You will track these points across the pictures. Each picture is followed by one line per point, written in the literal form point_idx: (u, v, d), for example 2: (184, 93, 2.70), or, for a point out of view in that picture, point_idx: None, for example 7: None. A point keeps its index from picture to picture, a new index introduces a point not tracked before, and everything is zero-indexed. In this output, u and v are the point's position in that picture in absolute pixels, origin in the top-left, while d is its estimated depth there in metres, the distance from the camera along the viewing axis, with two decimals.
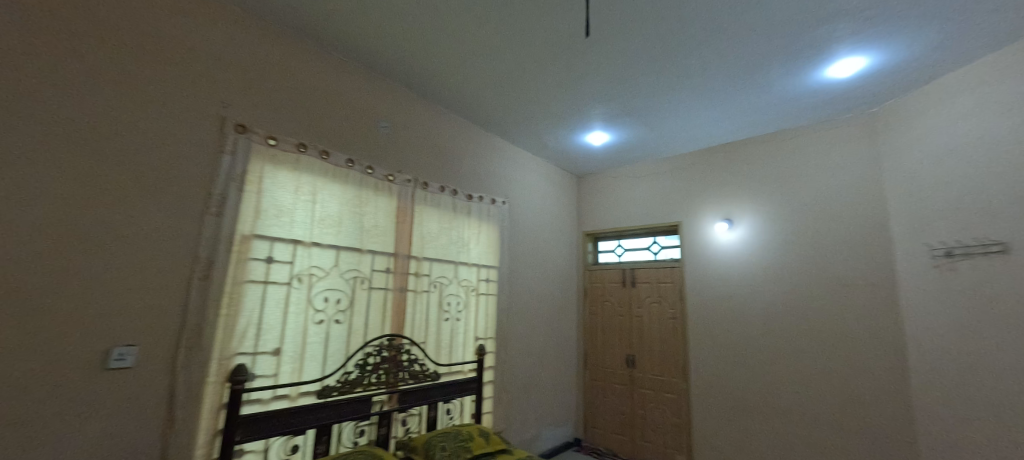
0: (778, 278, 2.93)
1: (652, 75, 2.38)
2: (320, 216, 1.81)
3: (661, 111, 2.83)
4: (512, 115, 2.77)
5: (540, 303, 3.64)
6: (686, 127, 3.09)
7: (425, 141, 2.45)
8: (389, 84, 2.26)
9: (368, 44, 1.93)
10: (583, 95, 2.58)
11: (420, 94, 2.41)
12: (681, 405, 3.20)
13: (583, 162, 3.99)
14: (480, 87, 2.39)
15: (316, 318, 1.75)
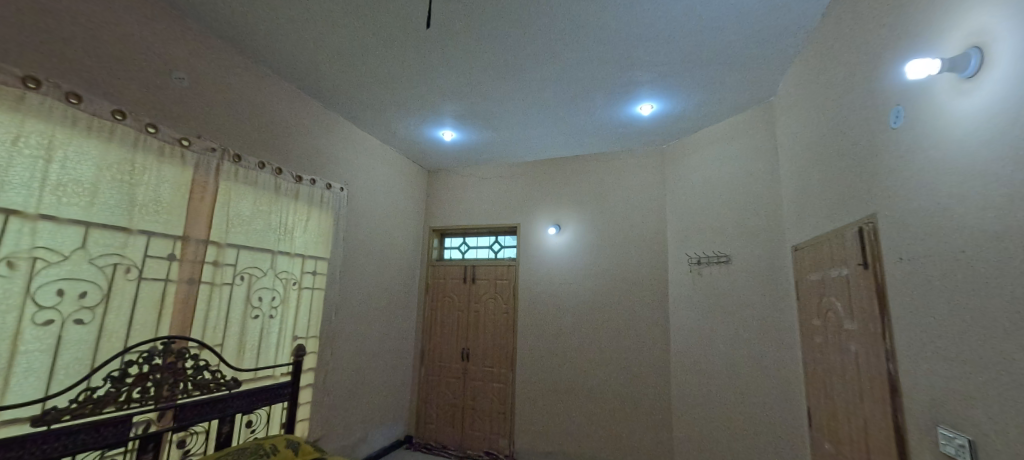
0: (586, 272, 3.94)
1: (511, 85, 2.89)
2: (56, 180, 1.41)
3: (515, 116, 3.38)
4: (368, 104, 2.81)
5: (381, 294, 3.92)
6: (534, 133, 3.73)
7: (241, 105, 2.14)
8: (201, 35, 1.96)
9: (221, 12, 1.86)
10: (439, 90, 2.76)
11: (239, 50, 2.13)
12: (507, 391, 3.97)
13: (439, 155, 4.30)
14: (336, 71, 2.39)
15: (38, 317, 1.35)
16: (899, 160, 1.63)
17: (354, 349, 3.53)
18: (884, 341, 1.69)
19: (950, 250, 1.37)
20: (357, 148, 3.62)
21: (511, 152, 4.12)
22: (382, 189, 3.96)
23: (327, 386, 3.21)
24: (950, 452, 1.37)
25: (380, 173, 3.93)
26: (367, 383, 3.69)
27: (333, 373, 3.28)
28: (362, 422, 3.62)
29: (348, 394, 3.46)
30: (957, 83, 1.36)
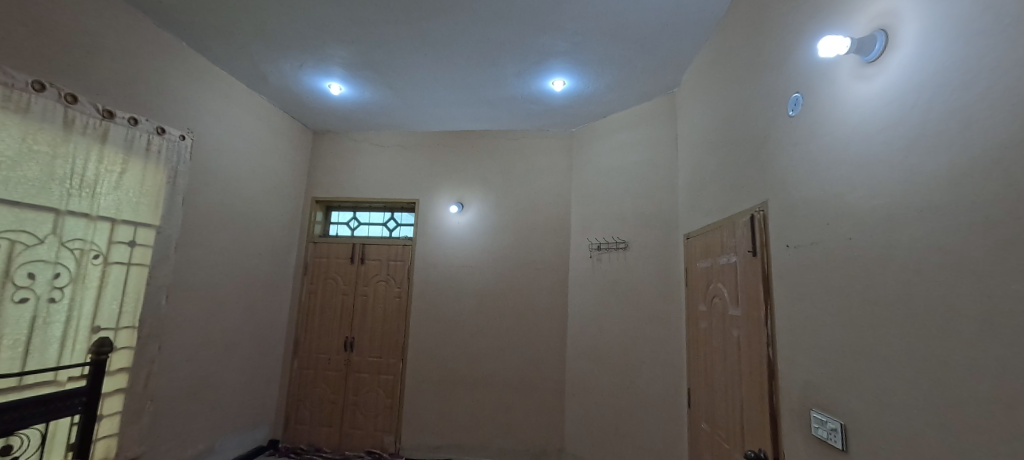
0: (491, 256, 3.61)
1: (400, 28, 2.38)
2: None
3: (407, 73, 2.87)
4: None
5: (245, 275, 3.14)
6: (433, 100, 3.26)
7: None
8: None
9: None
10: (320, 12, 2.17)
11: None
12: (397, 385, 3.49)
13: (321, 115, 3.61)
14: None
15: None
16: (801, 148, 1.47)
17: (199, 342, 2.75)
18: (765, 327, 1.62)
19: (841, 240, 1.25)
20: (212, 87, 2.80)
21: (409, 117, 3.57)
22: (248, 145, 3.14)
23: (153, 390, 2.43)
24: (822, 436, 1.28)
25: (247, 126, 3.12)
26: (218, 381, 2.93)
27: (162, 373, 2.48)
28: (210, 429, 2.87)
29: (189, 397, 2.69)
30: (855, 67, 1.25)
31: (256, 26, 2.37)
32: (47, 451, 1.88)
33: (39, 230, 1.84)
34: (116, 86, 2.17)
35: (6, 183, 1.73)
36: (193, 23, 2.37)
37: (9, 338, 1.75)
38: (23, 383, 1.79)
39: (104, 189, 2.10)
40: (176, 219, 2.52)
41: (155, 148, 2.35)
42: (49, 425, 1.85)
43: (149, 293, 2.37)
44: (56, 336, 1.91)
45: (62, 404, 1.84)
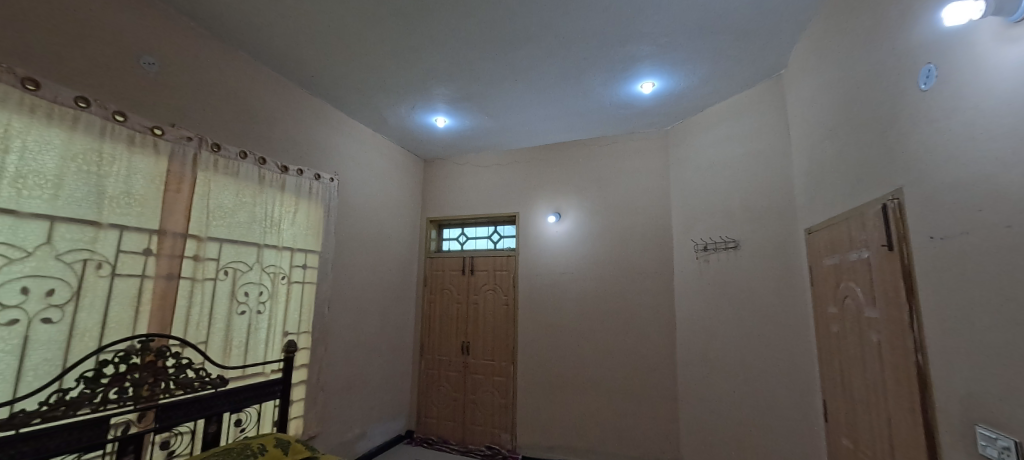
0: (590, 262, 3.76)
1: (493, 63, 2.71)
2: (14, 176, 1.62)
3: (501, 100, 3.21)
4: (345, 63, 2.66)
5: (379, 288, 3.74)
6: (524, 119, 3.55)
7: (210, 94, 2.36)
8: (150, 10, 2.09)
9: None
10: (427, 59, 2.64)
11: (195, 20, 2.25)
12: (509, 386, 3.81)
13: (427, 145, 4.14)
14: (295, 29, 2.33)
15: (4, 317, 1.58)
16: (936, 128, 1.36)
17: (350, 344, 3.36)
18: (911, 330, 1.47)
19: (994, 225, 1.16)
20: (350, 136, 3.44)
21: (504, 137, 3.92)
22: (376, 179, 3.75)
23: (323, 383, 3.05)
24: (992, 455, 1.17)
25: (375, 163, 3.74)
26: (365, 379, 3.51)
27: (327, 372, 3.11)
28: (361, 418, 3.47)
29: (346, 390, 3.30)
30: (996, 30, 1.17)
31: (380, 82, 2.91)
32: (261, 425, 2.53)
33: (250, 260, 2.51)
34: (287, 144, 2.82)
35: (230, 227, 2.40)
36: (335, 89, 2.99)
37: (237, 340, 2.42)
38: (245, 373, 2.45)
39: (285, 224, 2.76)
40: (331, 244, 3.15)
41: (314, 190, 3.00)
42: (260, 407, 2.50)
43: (317, 305, 3.00)
44: (262, 339, 2.57)
45: (267, 391, 2.49)
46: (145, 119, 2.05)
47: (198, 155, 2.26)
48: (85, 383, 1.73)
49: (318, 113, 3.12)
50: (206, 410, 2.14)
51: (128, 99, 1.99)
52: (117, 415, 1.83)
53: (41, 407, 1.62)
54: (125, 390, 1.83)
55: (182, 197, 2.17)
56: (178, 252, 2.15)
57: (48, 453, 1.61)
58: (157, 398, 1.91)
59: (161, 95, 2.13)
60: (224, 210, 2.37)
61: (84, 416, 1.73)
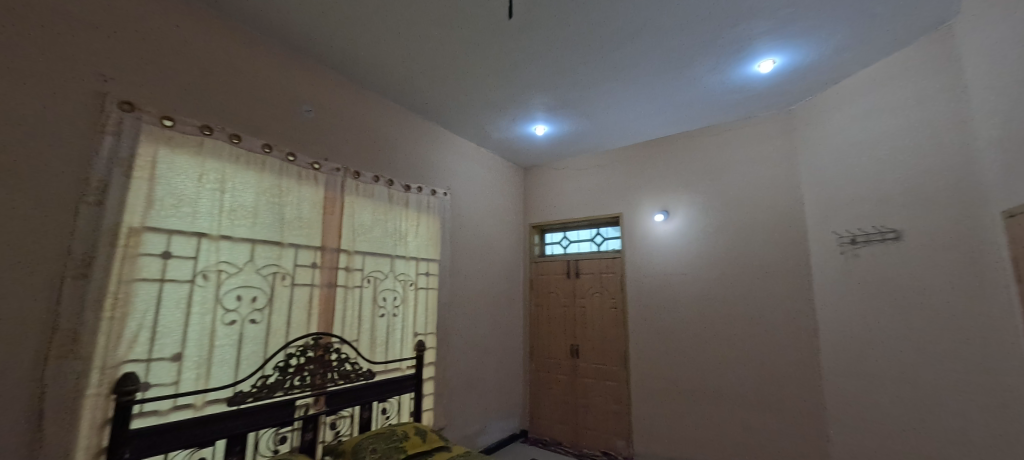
0: (705, 262, 3.42)
1: (590, 67, 2.70)
2: (229, 208, 2.09)
3: (599, 102, 3.17)
4: (454, 88, 2.91)
5: (490, 292, 3.97)
6: (623, 117, 3.42)
7: (350, 129, 2.79)
8: (307, 65, 2.55)
9: (315, 29, 2.27)
10: (531, 74, 2.76)
11: (336, 70, 2.69)
12: (620, 391, 3.66)
13: (527, 154, 4.30)
14: (414, 65, 2.62)
15: (226, 318, 2.04)
16: None
17: (468, 345, 3.62)
18: None
19: None
20: (456, 152, 3.73)
21: (602, 138, 3.85)
22: (481, 191, 3.99)
23: (446, 381, 3.33)
24: None
25: (478, 174, 3.97)
26: (482, 378, 3.73)
27: (450, 370, 3.39)
28: (480, 415, 3.68)
29: (466, 388, 3.55)
30: None
31: (484, 100, 3.10)
32: (401, 414, 2.91)
33: (386, 269, 2.90)
34: (408, 168, 3.21)
35: (370, 241, 2.80)
36: (447, 112, 3.29)
37: (380, 340, 2.81)
38: (387, 368, 2.83)
39: (411, 237, 3.14)
40: (447, 253, 3.48)
41: (432, 205, 3.36)
42: (400, 398, 2.89)
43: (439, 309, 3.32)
44: (399, 339, 2.94)
45: (403, 384, 2.90)
46: (307, 157, 2.50)
47: (345, 182, 2.69)
48: (279, 371, 2.20)
49: (430, 135, 3.48)
50: (359, 398, 2.57)
51: (295, 141, 2.45)
52: (300, 398, 2.29)
53: (252, 388, 2.10)
54: (304, 378, 2.31)
55: (335, 218, 2.61)
56: (335, 265, 2.57)
57: (258, 423, 2.10)
58: (326, 386, 2.38)
59: (318, 135, 2.58)
60: (364, 228, 2.78)
61: (279, 397, 2.20)
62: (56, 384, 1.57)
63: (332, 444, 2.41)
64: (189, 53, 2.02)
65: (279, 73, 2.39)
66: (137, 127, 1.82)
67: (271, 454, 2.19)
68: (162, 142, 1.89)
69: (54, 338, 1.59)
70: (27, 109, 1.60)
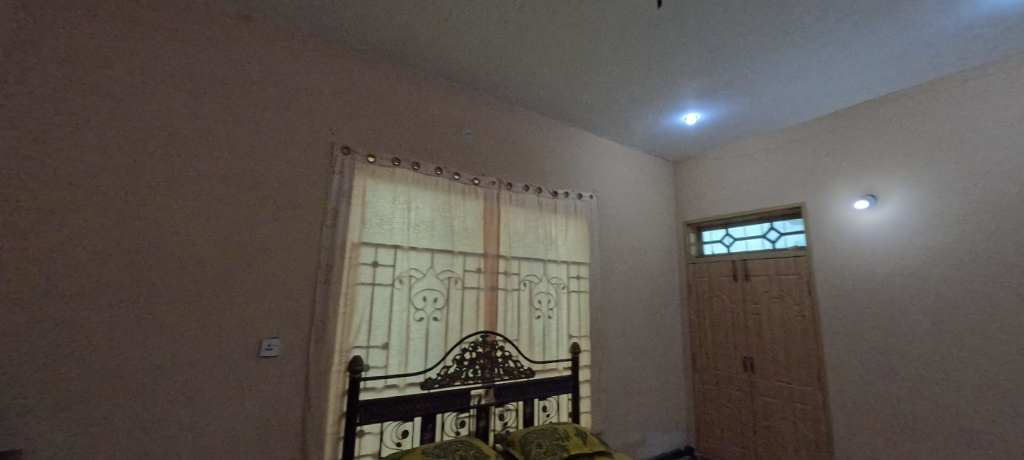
0: (942, 260, 2.51)
1: (747, 35, 2.30)
2: (415, 223, 2.55)
3: (761, 76, 2.69)
4: (594, 89, 2.92)
5: (644, 295, 3.81)
6: (794, 88, 2.82)
7: (503, 145, 3.10)
8: (466, 94, 2.94)
9: (469, 63, 2.60)
10: (679, 60, 2.55)
11: (489, 94, 3.02)
12: (817, 416, 2.95)
13: (677, 147, 4.02)
14: (555, 74, 2.73)
15: (418, 316, 2.47)
16: None
17: (622, 349, 3.54)
18: None
19: None
20: (599, 154, 3.76)
21: (769, 116, 3.24)
22: (626, 191, 3.90)
23: (602, 384, 3.33)
24: None
25: (623, 174, 3.91)
26: (639, 385, 3.59)
27: (606, 373, 3.38)
28: (640, 424, 3.51)
29: (624, 393, 3.47)
30: None
31: (625, 98, 3.05)
32: (560, 413, 3.05)
33: (539, 273, 3.12)
34: (554, 176, 3.39)
35: (523, 246, 3.08)
36: (590, 114, 3.34)
37: (538, 339, 3.02)
38: (545, 367, 3.02)
39: (560, 242, 3.31)
40: (597, 256, 3.52)
41: (578, 209, 3.47)
42: (558, 397, 3.03)
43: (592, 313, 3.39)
44: (554, 339, 3.11)
45: (561, 383, 3.03)
46: (469, 175, 2.88)
47: (499, 194, 3.01)
48: (457, 363, 2.55)
49: (573, 140, 3.58)
50: (523, 393, 2.79)
51: (461, 162, 2.86)
52: (475, 388, 2.61)
53: (438, 377, 2.47)
54: (478, 371, 2.62)
55: (493, 227, 2.94)
56: (495, 269, 2.89)
57: (444, 406, 2.47)
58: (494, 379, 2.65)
59: (478, 155, 2.95)
60: (518, 235, 3.07)
61: (459, 386, 2.55)
62: (315, 361, 2.11)
63: (501, 433, 2.68)
64: (384, 102, 2.56)
65: (444, 105, 2.83)
66: (353, 165, 2.37)
67: (454, 435, 2.54)
68: (368, 174, 2.42)
69: (312, 327, 2.13)
70: (291, 155, 2.19)
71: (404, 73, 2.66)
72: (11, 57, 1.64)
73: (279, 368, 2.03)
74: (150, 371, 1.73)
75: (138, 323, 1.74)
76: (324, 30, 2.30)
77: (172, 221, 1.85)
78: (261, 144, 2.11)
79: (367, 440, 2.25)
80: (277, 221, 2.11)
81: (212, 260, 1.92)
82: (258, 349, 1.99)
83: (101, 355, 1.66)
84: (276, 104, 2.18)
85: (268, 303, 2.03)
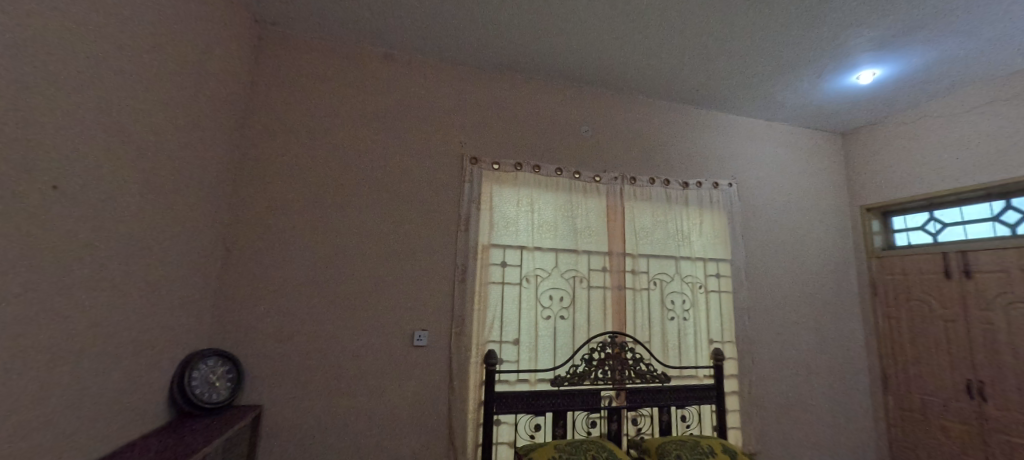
0: None
1: None
2: (538, 224, 2.71)
3: (969, 7, 2.08)
4: (722, 63, 2.67)
5: (808, 295, 3.26)
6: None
7: (623, 137, 3.08)
8: (581, 93, 3.05)
9: (578, 59, 2.70)
10: (841, 7, 2.13)
11: (604, 88, 3.08)
12: None
13: (847, 116, 3.34)
14: (673, 54, 2.59)
15: (544, 314, 2.61)
16: None
17: (781, 358, 3.09)
18: None
19: None
20: (741, 135, 3.39)
21: (991, 58, 2.47)
22: (778, 173, 3.41)
23: (756, 398, 2.96)
24: None
25: (773, 154, 3.44)
26: (807, 398, 3.07)
27: (760, 385, 2.99)
28: (811, 450, 3.00)
29: (786, 411, 3.02)
30: None
31: (764, 68, 2.72)
32: (702, 425, 2.80)
33: (671, 271, 2.93)
34: (685, 164, 3.20)
35: (651, 243, 2.94)
36: (723, 92, 3.05)
37: (672, 342, 2.84)
38: (683, 374, 2.82)
39: (694, 236, 3.06)
40: (742, 251, 3.14)
41: (715, 199, 3.17)
42: (699, 408, 2.78)
43: (737, 316, 3.04)
44: (692, 345, 2.89)
45: (703, 393, 2.77)
46: (589, 173, 2.93)
47: (623, 190, 2.97)
48: (585, 362, 2.55)
49: (706, 125, 3.32)
50: (658, 400, 2.65)
51: (580, 161, 2.95)
52: (604, 389, 2.57)
53: (566, 375, 2.53)
54: (607, 372, 2.58)
55: (617, 224, 2.89)
56: (622, 268, 2.83)
57: (573, 404, 2.51)
58: (625, 382, 2.57)
59: (597, 152, 3.00)
60: (645, 231, 2.95)
61: (588, 385, 2.55)
62: (457, 352, 2.45)
63: (635, 439, 2.58)
64: (506, 113, 2.85)
65: (559, 107, 2.98)
66: (480, 173, 2.68)
67: (586, 434, 2.55)
68: (494, 181, 2.70)
69: (453, 321, 2.48)
70: (430, 171, 2.62)
71: (521, 84, 2.93)
72: (249, 122, 2.35)
73: (429, 356, 2.42)
74: (346, 349, 2.30)
75: (333, 313, 2.31)
76: (450, 54, 2.68)
77: (350, 232, 2.41)
78: (408, 165, 2.58)
79: (503, 428, 2.44)
80: (424, 228, 2.54)
81: (378, 264, 2.43)
82: (413, 339, 2.41)
83: (312, 337, 2.26)
84: (419, 129, 2.64)
85: (418, 300, 2.46)
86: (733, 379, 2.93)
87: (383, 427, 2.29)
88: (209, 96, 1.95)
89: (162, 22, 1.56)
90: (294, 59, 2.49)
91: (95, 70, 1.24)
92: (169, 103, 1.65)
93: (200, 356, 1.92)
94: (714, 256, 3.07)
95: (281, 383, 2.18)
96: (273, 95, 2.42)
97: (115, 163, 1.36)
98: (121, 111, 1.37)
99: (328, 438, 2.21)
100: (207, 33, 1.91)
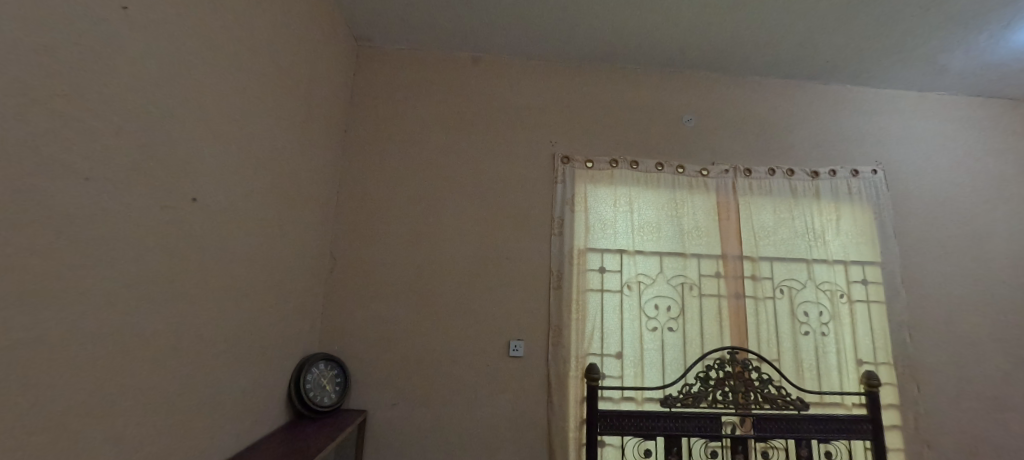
0: None
1: None
2: (638, 225, 2.44)
3: None
4: (862, 22, 2.25)
5: (991, 306, 2.58)
6: None
7: (733, 123, 2.71)
8: (681, 80, 2.75)
9: (680, 38, 2.44)
10: None
11: (708, 70, 2.75)
12: None
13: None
14: (797, 18, 2.24)
15: (650, 325, 2.31)
16: None
17: (961, 385, 2.44)
18: None
19: None
20: (885, 112, 2.83)
21: None
22: (937, 154, 2.78)
23: (929, 435, 2.34)
24: None
25: (929, 132, 2.82)
26: (1001, 438, 2.40)
27: (934, 419, 2.37)
28: None
29: (974, 454, 2.36)
30: None
31: (925, 25, 2.25)
32: None
33: (803, 276, 2.43)
34: (812, 150, 2.72)
35: (775, 244, 2.48)
36: (859, 61, 2.58)
37: (807, 361, 2.35)
38: (824, 401, 2.32)
39: (830, 235, 2.55)
40: (895, 251, 2.56)
41: (855, 190, 2.64)
42: (850, 443, 2.24)
43: (894, 331, 2.45)
44: (834, 365, 2.36)
45: (857, 427, 2.23)
46: (695, 166, 2.60)
47: (736, 183, 2.58)
48: (700, 382, 2.17)
49: (836, 103, 2.81)
50: (796, 430, 2.18)
51: (684, 153, 2.63)
52: (726, 414, 2.18)
53: (679, 395, 2.18)
54: (728, 394, 2.17)
55: (731, 223, 2.49)
56: (740, 273, 2.40)
57: (687, 430, 2.14)
58: (752, 407, 2.14)
59: (703, 142, 2.66)
60: (766, 230, 2.51)
61: (705, 408, 2.18)
62: (554, 365, 2.24)
63: None
64: (599, 107, 2.65)
65: (658, 95, 2.72)
66: (573, 172, 2.49)
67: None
68: (587, 179, 2.49)
69: (550, 331, 2.29)
70: (521, 171, 2.49)
71: (615, 75, 2.72)
72: (350, 134, 2.45)
73: (525, 369, 2.25)
74: (441, 358, 2.22)
75: (427, 320, 2.25)
76: (539, 49, 2.58)
77: (443, 238, 2.36)
78: (498, 167, 2.48)
79: (608, 451, 2.18)
80: (517, 231, 2.40)
81: (470, 270, 2.34)
82: (508, 349, 2.26)
83: (408, 345, 2.22)
84: (508, 130, 2.55)
85: (512, 308, 2.31)
86: (895, 410, 2.35)
87: (481, 443, 2.15)
88: (314, 107, 2.03)
89: (274, 33, 1.60)
90: (390, 73, 2.56)
91: (237, 73, 1.33)
92: (284, 111, 1.70)
93: (313, 359, 1.94)
94: (859, 258, 2.54)
95: (380, 390, 2.16)
96: (370, 108, 2.51)
97: (248, 167, 1.43)
98: (247, 117, 1.41)
99: (427, 451, 2.12)
100: (310, 47, 1.97)
